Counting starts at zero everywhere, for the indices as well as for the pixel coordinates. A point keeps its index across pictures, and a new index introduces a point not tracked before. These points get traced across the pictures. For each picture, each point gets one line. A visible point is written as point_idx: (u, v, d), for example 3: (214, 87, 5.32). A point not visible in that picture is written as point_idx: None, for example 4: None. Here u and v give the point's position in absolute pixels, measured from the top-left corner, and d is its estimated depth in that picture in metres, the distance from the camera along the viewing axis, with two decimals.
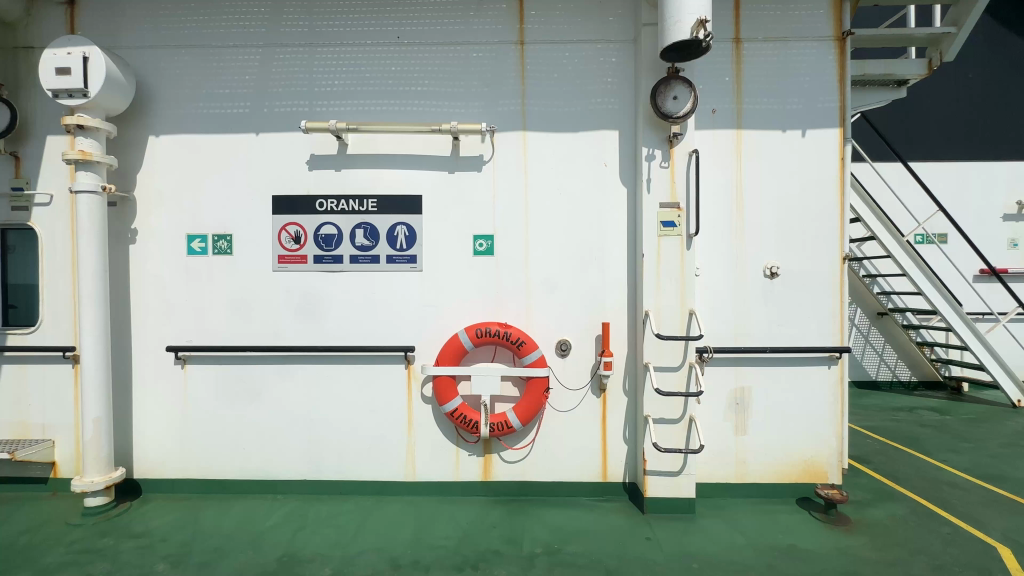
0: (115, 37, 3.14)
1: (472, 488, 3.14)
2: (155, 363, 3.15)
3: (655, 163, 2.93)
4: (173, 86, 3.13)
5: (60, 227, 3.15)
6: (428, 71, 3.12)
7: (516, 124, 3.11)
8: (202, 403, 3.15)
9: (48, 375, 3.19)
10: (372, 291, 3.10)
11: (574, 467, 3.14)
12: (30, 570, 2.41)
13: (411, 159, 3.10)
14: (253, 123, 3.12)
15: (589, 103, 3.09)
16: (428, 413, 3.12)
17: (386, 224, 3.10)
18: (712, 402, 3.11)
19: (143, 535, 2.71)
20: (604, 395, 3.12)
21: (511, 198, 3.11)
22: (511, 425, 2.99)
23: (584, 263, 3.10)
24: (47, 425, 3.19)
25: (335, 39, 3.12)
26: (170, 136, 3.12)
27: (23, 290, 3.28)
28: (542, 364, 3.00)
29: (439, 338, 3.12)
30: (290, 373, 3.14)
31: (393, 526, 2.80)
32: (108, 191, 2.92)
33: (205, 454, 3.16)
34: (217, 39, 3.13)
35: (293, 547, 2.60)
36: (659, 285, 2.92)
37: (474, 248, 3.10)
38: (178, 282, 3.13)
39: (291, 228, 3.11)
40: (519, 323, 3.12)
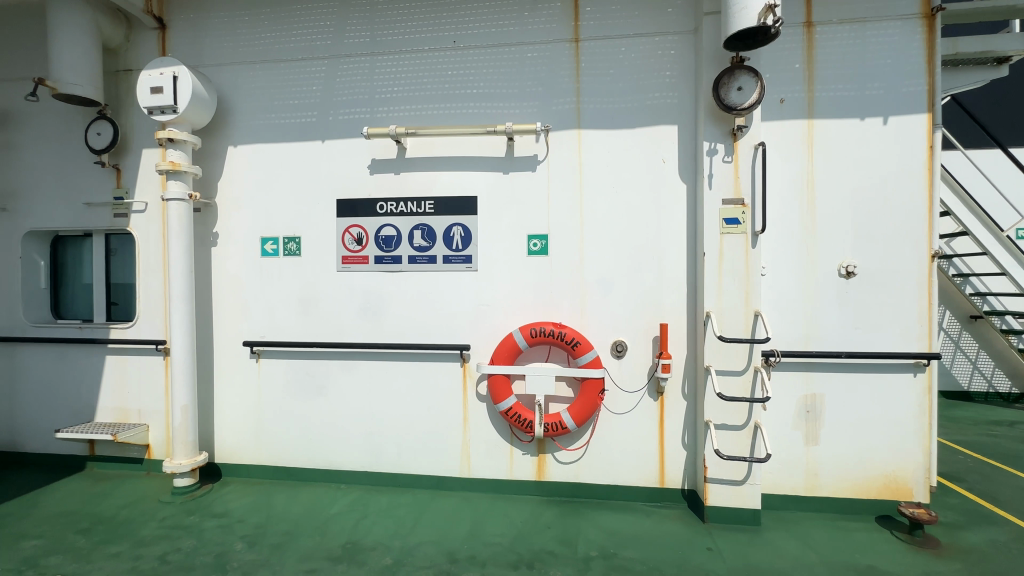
0: (199, 57, 3.42)
1: (526, 487, 3.16)
2: (233, 356, 3.40)
3: (717, 157, 2.81)
4: (248, 100, 3.36)
5: (154, 231, 3.48)
6: (483, 73, 3.16)
7: (571, 122, 3.08)
8: (274, 395, 3.37)
9: (143, 365, 3.53)
10: (430, 290, 3.19)
11: (630, 471, 3.08)
12: (130, 540, 2.68)
13: (467, 161, 3.15)
14: (319, 131, 3.29)
15: (646, 98, 3.01)
16: (483, 411, 3.17)
17: (443, 225, 3.17)
18: (779, 409, 2.93)
19: (223, 515, 2.94)
20: (662, 398, 3.04)
21: (565, 197, 3.09)
22: (566, 426, 2.97)
23: (641, 263, 3.03)
24: (142, 410, 3.53)
25: (395, 46, 3.23)
26: (247, 146, 3.36)
27: (122, 288, 3.68)
28: (597, 365, 2.97)
29: (494, 337, 3.15)
30: (352, 368, 3.29)
31: (449, 520, 2.86)
32: (194, 199, 3.19)
33: (276, 442, 3.37)
34: (287, 53, 3.33)
35: (356, 535, 2.72)
36: (721, 286, 2.80)
37: (528, 248, 3.11)
38: (253, 281, 3.36)
39: (353, 230, 3.25)
40: (574, 323, 3.10)
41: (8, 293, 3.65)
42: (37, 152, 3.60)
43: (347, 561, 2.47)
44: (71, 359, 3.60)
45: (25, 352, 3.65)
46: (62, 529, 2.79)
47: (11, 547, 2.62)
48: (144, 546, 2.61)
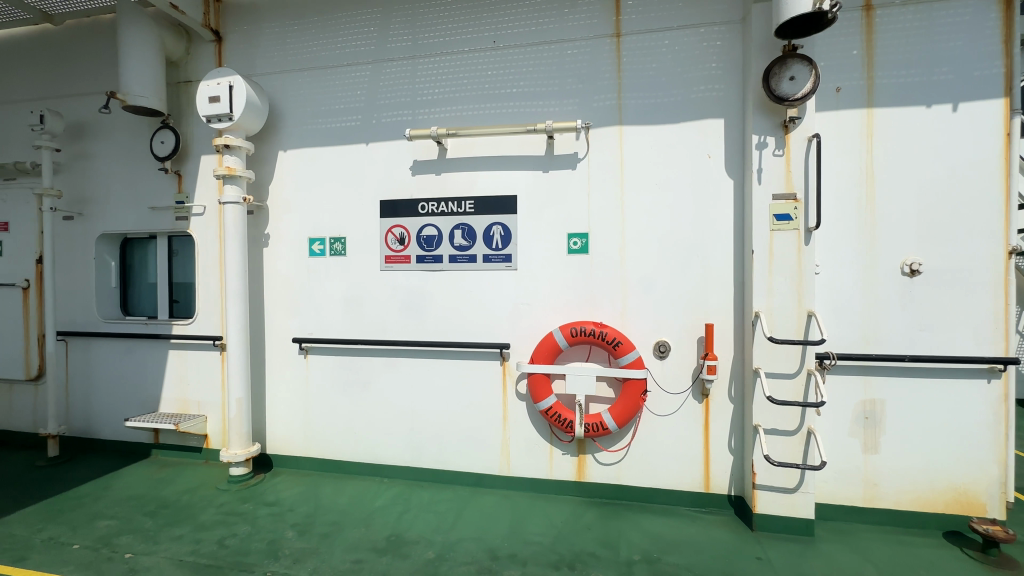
0: (252, 66, 3.59)
1: (566, 488, 3.14)
2: (283, 352, 3.55)
3: (767, 151, 2.70)
4: (297, 106, 3.50)
5: (211, 233, 3.68)
6: (523, 72, 3.16)
7: (612, 119, 3.04)
8: (321, 390, 3.49)
9: (202, 360, 3.74)
10: (470, 289, 3.22)
11: (673, 474, 3.01)
12: (192, 524, 2.84)
13: (507, 160, 3.16)
14: (363, 134, 3.38)
15: (691, 92, 2.93)
16: (523, 410, 3.17)
17: (483, 225, 3.19)
18: (834, 415, 2.79)
19: (275, 504, 3.08)
20: (707, 400, 2.95)
21: (606, 195, 3.05)
22: (607, 427, 2.93)
23: (685, 261, 2.95)
24: (201, 402, 3.74)
25: (436, 49, 3.28)
26: (295, 150, 3.49)
27: (183, 288, 3.92)
28: (639, 365, 2.92)
29: (534, 336, 3.15)
30: (395, 366, 3.36)
31: (489, 517, 2.88)
32: (248, 202, 3.35)
33: (323, 436, 3.50)
34: (333, 59, 3.44)
35: (399, 528, 2.78)
36: (771, 284, 2.68)
37: (568, 246, 3.09)
38: (301, 280, 3.50)
39: (396, 231, 3.32)
40: (615, 322, 3.05)
41: (83, 291, 3.95)
42: (108, 160, 3.87)
43: (392, 553, 2.53)
44: (138, 353, 3.86)
45: (98, 346, 3.94)
46: (132, 511, 3.00)
47: (88, 526, 2.83)
48: (204, 530, 2.77)
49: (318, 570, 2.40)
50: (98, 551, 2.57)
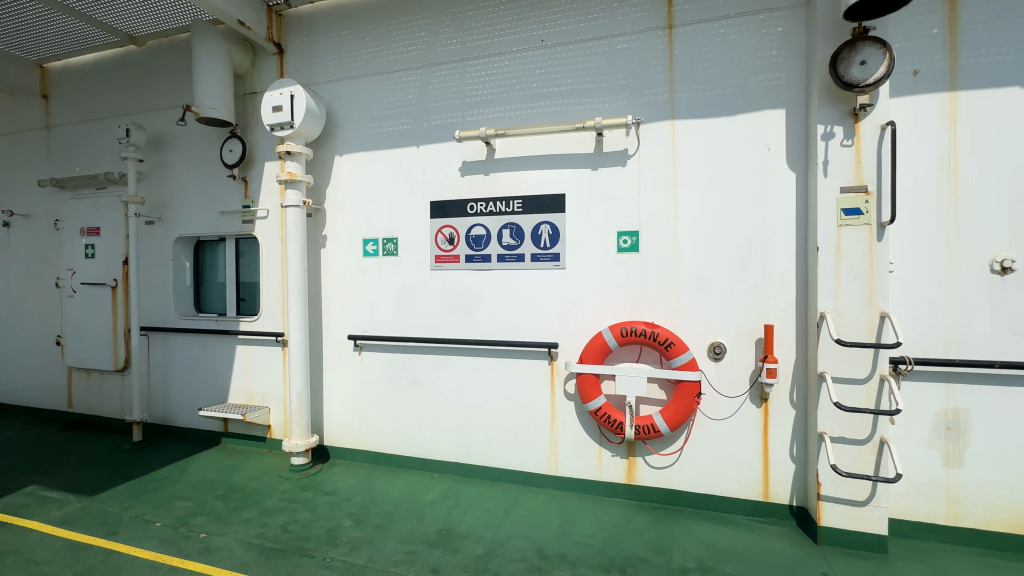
0: (311, 76, 3.77)
1: (615, 490, 3.09)
2: (339, 348, 3.71)
3: (834, 141, 2.54)
4: (352, 111, 3.64)
5: (274, 235, 3.89)
6: (572, 69, 3.13)
7: (664, 113, 2.96)
8: (374, 385, 3.62)
9: (266, 355, 3.96)
10: (519, 288, 3.23)
11: (728, 481, 2.89)
12: (258, 509, 3.03)
13: (555, 159, 3.15)
14: (414, 137, 3.47)
15: (749, 82, 2.81)
16: (571, 410, 3.15)
17: (532, 224, 3.19)
18: (911, 424, 2.58)
19: (333, 493, 3.22)
20: (766, 405, 2.82)
21: (657, 192, 2.97)
22: (659, 430, 2.86)
23: (742, 259, 2.83)
24: (265, 394, 3.98)
25: (484, 50, 3.32)
26: (351, 154, 3.64)
27: (250, 287, 4.18)
28: (692, 367, 2.83)
29: (583, 336, 3.12)
30: (444, 363, 3.43)
31: (538, 516, 2.89)
32: (307, 205, 3.52)
33: (376, 430, 3.63)
34: (386, 65, 3.55)
35: (450, 522, 2.83)
36: (838, 283, 2.52)
37: (618, 244, 3.04)
38: (356, 280, 3.64)
39: (446, 231, 3.39)
40: (667, 322, 2.97)
41: (163, 290, 4.29)
42: (184, 169, 4.19)
43: (443, 547, 2.59)
44: (209, 348, 4.15)
45: (175, 340, 4.26)
46: (205, 494, 3.23)
47: (168, 505, 3.08)
48: (269, 515, 2.94)
49: (373, 559, 2.49)
50: (177, 530, 2.78)
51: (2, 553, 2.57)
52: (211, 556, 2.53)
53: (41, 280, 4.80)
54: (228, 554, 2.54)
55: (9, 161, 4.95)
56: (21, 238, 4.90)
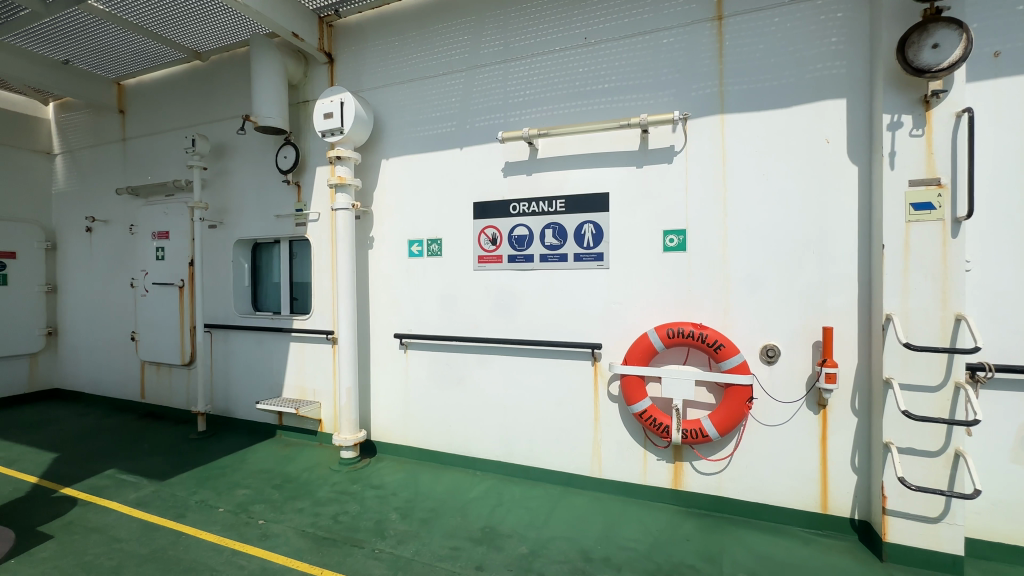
0: (360, 83, 3.90)
1: (661, 495, 3.02)
2: (386, 347, 3.82)
3: (902, 132, 2.37)
4: (398, 116, 3.74)
5: (325, 237, 4.06)
6: (616, 66, 3.09)
7: (712, 107, 2.86)
8: (419, 383, 3.70)
9: (317, 352, 4.14)
10: (562, 288, 3.21)
11: (783, 490, 2.77)
12: (311, 499, 3.17)
13: (599, 158, 3.11)
14: (458, 139, 3.53)
15: (805, 71, 2.67)
16: (615, 412, 3.11)
17: (575, 224, 3.17)
18: (991, 437, 2.38)
19: (380, 487, 3.32)
20: (825, 412, 2.67)
21: (705, 189, 2.88)
22: (707, 435, 2.78)
23: (797, 258, 2.69)
24: (316, 390, 4.15)
25: (527, 51, 3.32)
26: (397, 158, 3.74)
27: (303, 287, 4.38)
28: (744, 370, 2.73)
29: (627, 336, 3.07)
30: (487, 362, 3.47)
31: (581, 518, 2.87)
32: (356, 208, 3.65)
33: (421, 427, 3.71)
34: (430, 69, 3.62)
35: (493, 520, 2.86)
36: (906, 283, 2.36)
37: (663, 243, 2.97)
38: (402, 280, 3.74)
39: (488, 231, 3.42)
40: (716, 324, 2.88)
41: (224, 289, 4.56)
42: (243, 175, 4.44)
43: (487, 545, 2.61)
44: (266, 344, 4.37)
45: (235, 337, 4.52)
46: (262, 483, 3.41)
47: (229, 492, 3.27)
48: (321, 505, 3.07)
49: (419, 553, 2.55)
50: (238, 516, 2.95)
51: (87, 530, 2.82)
52: (269, 542, 2.67)
53: (119, 280, 5.22)
54: (284, 541, 2.67)
55: (92, 172, 5.41)
56: (101, 241, 5.34)
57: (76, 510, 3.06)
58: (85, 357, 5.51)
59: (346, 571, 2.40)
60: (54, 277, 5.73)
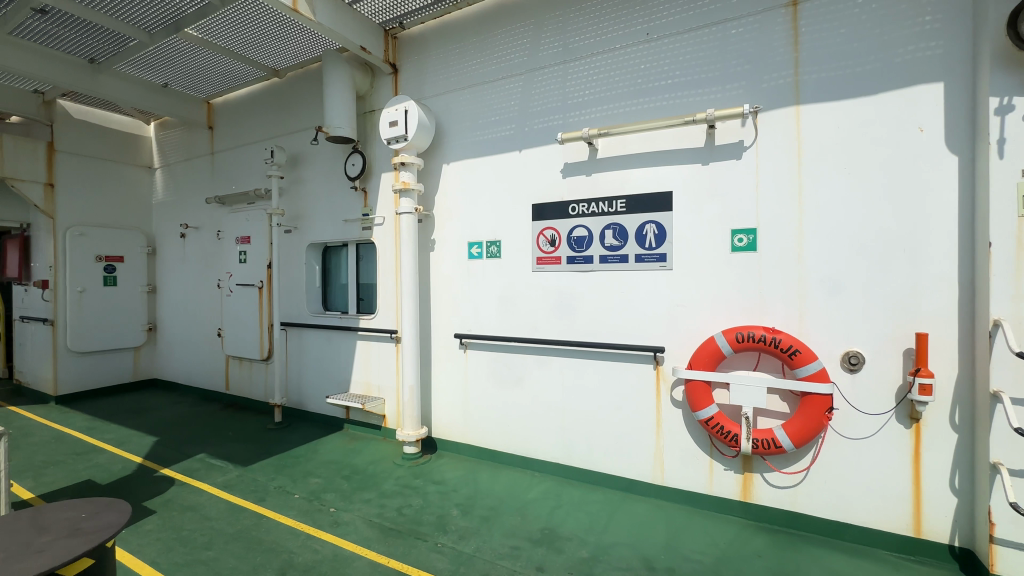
0: (423, 91, 4.04)
1: (728, 506, 2.89)
2: (446, 346, 3.92)
3: (1013, 115, 2.13)
4: (459, 121, 3.84)
5: (389, 240, 4.23)
6: (680, 61, 2.99)
7: (786, 99, 2.71)
8: (478, 383, 3.77)
9: (381, 350, 4.32)
10: (622, 289, 3.15)
11: (868, 509, 2.56)
12: (377, 491, 3.31)
13: (662, 155, 3.02)
14: (516, 142, 3.56)
15: (894, 55, 2.46)
16: (679, 418, 3.00)
17: (636, 224, 3.10)
18: None
19: (441, 483, 3.41)
20: (918, 426, 2.45)
21: (777, 185, 2.72)
22: (781, 446, 2.62)
23: (885, 258, 2.48)
24: (380, 386, 4.34)
25: (587, 50, 3.30)
26: (457, 162, 3.83)
27: (369, 288, 4.60)
28: (822, 378, 2.55)
29: (691, 340, 2.96)
30: (546, 363, 3.47)
31: (643, 525, 2.80)
32: (418, 212, 3.79)
33: (479, 426, 3.78)
34: (490, 74, 3.68)
35: (552, 522, 2.85)
36: (1018, 285, 2.11)
37: (731, 243, 2.83)
38: (462, 281, 3.82)
39: (547, 233, 3.42)
40: (790, 329, 2.71)
41: (298, 290, 4.88)
42: (316, 183, 4.73)
43: (546, 546, 2.61)
44: (335, 342, 4.62)
45: (307, 335, 4.82)
46: (333, 473, 3.61)
47: (304, 480, 3.49)
48: (386, 497, 3.20)
49: (480, 549, 2.59)
50: (312, 503, 3.14)
51: (183, 507, 3.11)
52: (340, 529, 2.82)
53: (208, 281, 5.72)
54: (354, 529, 2.81)
55: (185, 183, 5.97)
56: (193, 246, 5.88)
57: (174, 489, 3.38)
58: (179, 350, 6.09)
59: (412, 562, 2.49)
60: (153, 278, 6.37)
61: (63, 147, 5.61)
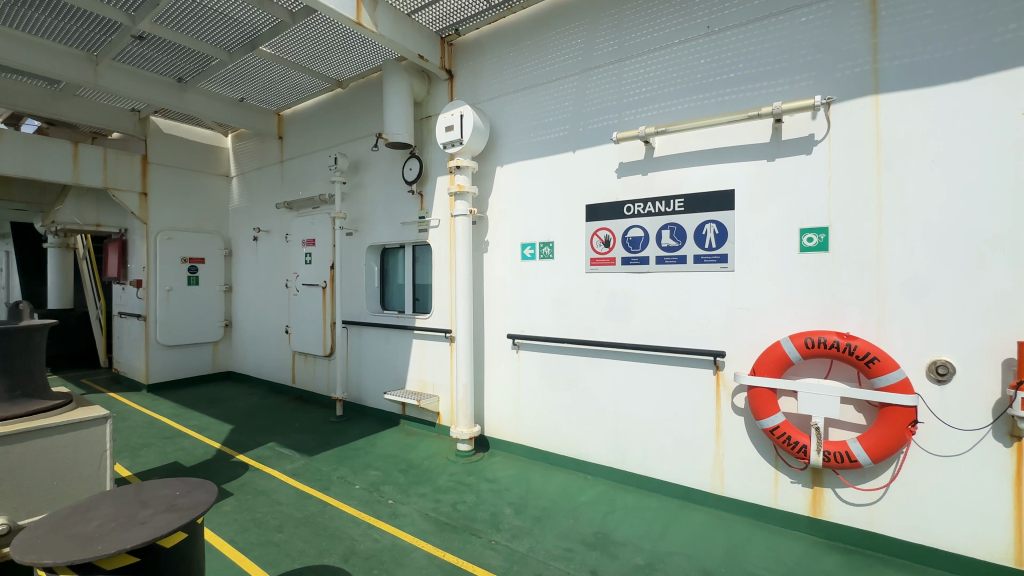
0: (478, 95, 4.11)
1: (795, 522, 2.73)
2: (499, 346, 3.97)
3: None
4: (513, 124, 3.88)
5: (444, 241, 4.35)
6: (744, 53, 2.87)
7: (863, 88, 2.53)
8: (530, 383, 3.79)
9: (436, 349, 4.45)
10: (680, 291, 3.06)
11: (959, 534, 2.34)
12: (433, 485, 3.41)
13: (723, 152, 2.91)
14: (570, 143, 3.55)
15: (991, 36, 2.24)
16: (741, 426, 2.88)
17: (695, 224, 3.00)
18: None
19: (494, 481, 3.46)
20: (1020, 445, 2.21)
21: (853, 181, 2.55)
22: (856, 460, 2.45)
23: (980, 258, 2.26)
24: (435, 384, 4.46)
25: (644, 47, 3.23)
26: (511, 165, 3.88)
27: (425, 288, 4.74)
28: (905, 389, 2.36)
29: (755, 345, 2.83)
30: (599, 366, 3.43)
31: (702, 536, 2.70)
32: (473, 214, 3.87)
33: (531, 426, 3.80)
34: (544, 75, 3.70)
35: (606, 526, 2.82)
36: None
37: (799, 243, 2.68)
38: (515, 281, 3.86)
39: (601, 233, 3.38)
40: (866, 335, 2.53)
41: (358, 290, 5.11)
42: (375, 187, 4.93)
43: (600, 550, 2.59)
44: (392, 340, 4.81)
45: (367, 333, 5.05)
46: (391, 466, 3.75)
47: (364, 472, 3.65)
48: (441, 493, 3.29)
49: (534, 549, 2.61)
50: (372, 494, 3.29)
51: (257, 491, 3.35)
52: (399, 521, 2.93)
53: (277, 281, 6.12)
54: (411, 521, 2.91)
55: (258, 190, 6.42)
56: (264, 248, 6.31)
57: (248, 474, 3.64)
58: (251, 345, 6.54)
59: (467, 557, 2.54)
60: (229, 278, 6.89)
61: (155, 159, 6.19)
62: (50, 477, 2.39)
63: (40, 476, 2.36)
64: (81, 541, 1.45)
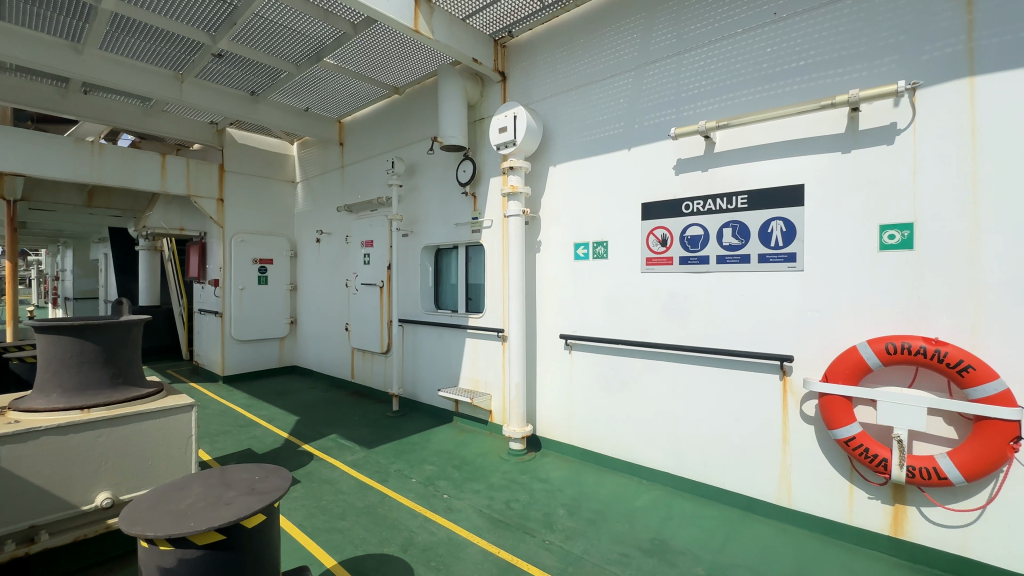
0: (531, 96, 4.12)
1: (873, 540, 2.53)
2: (551, 346, 3.96)
3: None
4: (566, 123, 3.86)
5: (497, 241, 4.40)
6: (814, 40, 2.71)
7: (954, 70, 2.31)
8: (583, 384, 3.76)
9: (489, 347, 4.51)
10: (743, 292, 2.93)
11: None
12: (486, 482, 3.46)
13: (792, 145, 2.75)
14: (625, 140, 3.48)
15: None
16: (811, 435, 2.71)
17: (760, 221, 2.86)
18: None
19: (547, 481, 3.46)
20: None
21: (942, 173, 2.33)
22: (946, 477, 2.25)
23: None
24: (487, 382, 4.52)
25: (704, 39, 3.12)
26: (564, 164, 3.86)
27: (477, 287, 4.81)
28: (1005, 402, 2.13)
29: (827, 349, 2.66)
30: (655, 368, 3.34)
31: (767, 549, 2.57)
32: (525, 214, 3.89)
33: (583, 427, 3.76)
34: (598, 73, 3.65)
35: (663, 533, 2.74)
36: None
37: (879, 241, 2.49)
38: (567, 281, 3.84)
39: (658, 232, 3.29)
40: (958, 340, 2.31)
41: (414, 289, 5.27)
42: (430, 189, 5.06)
43: (658, 558, 2.52)
44: (445, 338, 4.92)
45: (421, 331, 5.19)
46: (445, 462, 3.84)
47: (420, 466, 3.76)
48: (495, 490, 3.33)
49: (588, 551, 2.59)
50: (428, 488, 3.39)
51: (322, 480, 3.54)
52: (454, 515, 3.00)
53: (337, 281, 6.42)
54: (466, 517, 2.97)
55: (321, 194, 6.76)
56: (326, 249, 6.65)
57: (313, 464, 3.85)
58: (314, 341, 6.91)
59: (521, 555, 2.56)
60: (294, 278, 7.31)
61: (231, 167, 6.68)
62: (145, 458, 2.63)
63: (137, 456, 2.60)
64: (176, 516, 1.60)
